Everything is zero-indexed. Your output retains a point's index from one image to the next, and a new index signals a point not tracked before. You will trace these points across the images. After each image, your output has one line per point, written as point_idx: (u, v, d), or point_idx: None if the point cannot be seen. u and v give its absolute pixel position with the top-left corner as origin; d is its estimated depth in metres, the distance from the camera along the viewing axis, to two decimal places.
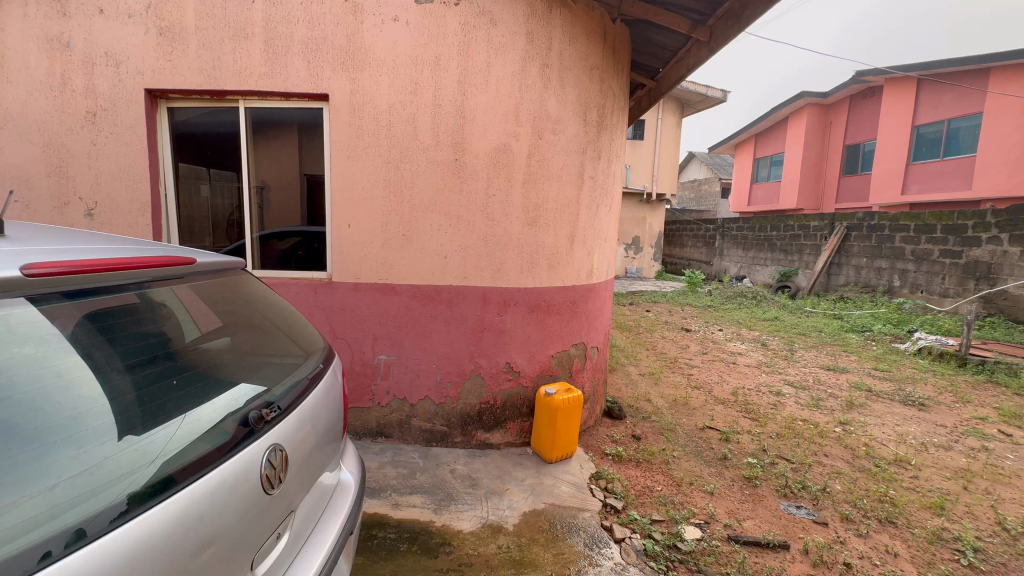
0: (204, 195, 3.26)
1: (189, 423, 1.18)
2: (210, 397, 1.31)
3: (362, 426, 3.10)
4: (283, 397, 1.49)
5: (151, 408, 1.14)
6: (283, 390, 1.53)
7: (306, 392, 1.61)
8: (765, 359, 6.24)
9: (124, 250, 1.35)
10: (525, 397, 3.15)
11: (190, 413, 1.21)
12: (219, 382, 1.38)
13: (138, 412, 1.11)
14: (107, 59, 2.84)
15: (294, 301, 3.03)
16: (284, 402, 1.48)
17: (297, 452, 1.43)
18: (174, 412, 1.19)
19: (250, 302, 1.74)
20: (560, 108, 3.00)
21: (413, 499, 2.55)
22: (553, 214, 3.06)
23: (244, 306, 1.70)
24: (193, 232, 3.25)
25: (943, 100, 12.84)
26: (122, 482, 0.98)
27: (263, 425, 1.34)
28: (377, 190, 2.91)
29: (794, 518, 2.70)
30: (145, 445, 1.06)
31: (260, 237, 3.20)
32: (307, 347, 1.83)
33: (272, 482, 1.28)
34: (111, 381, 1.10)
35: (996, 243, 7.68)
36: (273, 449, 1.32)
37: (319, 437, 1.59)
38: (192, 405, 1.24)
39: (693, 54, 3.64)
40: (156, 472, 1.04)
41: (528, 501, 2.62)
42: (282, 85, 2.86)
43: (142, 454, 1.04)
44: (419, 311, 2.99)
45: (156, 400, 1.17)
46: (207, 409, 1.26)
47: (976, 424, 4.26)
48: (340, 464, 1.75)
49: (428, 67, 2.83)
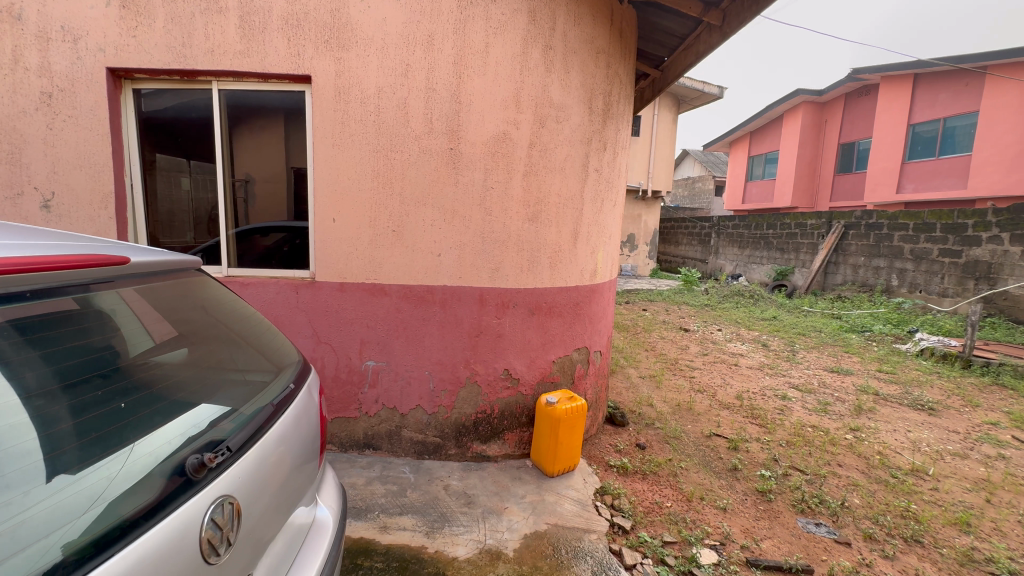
0: (185, 188, 3.01)
1: (139, 455, 0.98)
2: (167, 420, 1.10)
3: (348, 437, 2.87)
4: (234, 435, 1.19)
5: (96, 438, 0.94)
6: (246, 414, 1.28)
7: (267, 423, 1.32)
8: (767, 360, 6.07)
9: (73, 245, 1.14)
10: (525, 405, 2.93)
11: (143, 442, 1.01)
12: (178, 402, 1.16)
13: (76, 447, 0.90)
14: (64, 34, 2.57)
15: (274, 302, 2.79)
16: (236, 438, 1.18)
17: (269, 484, 1.22)
18: (123, 439, 0.98)
19: (210, 309, 1.49)
20: (564, 94, 2.77)
21: (403, 522, 2.32)
22: (556, 208, 2.84)
23: (205, 315, 1.46)
24: (174, 226, 3.02)
25: (939, 99, 12.80)
26: (58, 534, 0.79)
27: (205, 475, 1.04)
28: (364, 182, 2.67)
29: (815, 537, 2.52)
30: (85, 485, 0.87)
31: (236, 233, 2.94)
32: (280, 361, 1.58)
33: (216, 548, 0.99)
34: (44, 408, 0.90)
35: (996, 243, 7.60)
36: (218, 503, 1.03)
37: (295, 464, 1.37)
38: (145, 432, 1.04)
39: (702, 40, 3.43)
40: (100, 518, 0.85)
41: (529, 521, 2.41)
42: (260, 65, 2.60)
43: (80, 496, 0.85)
44: (411, 314, 2.76)
45: (105, 428, 0.97)
46: (163, 436, 1.05)
47: (989, 429, 4.12)
48: (316, 499, 1.50)
49: (420, 47, 2.58)
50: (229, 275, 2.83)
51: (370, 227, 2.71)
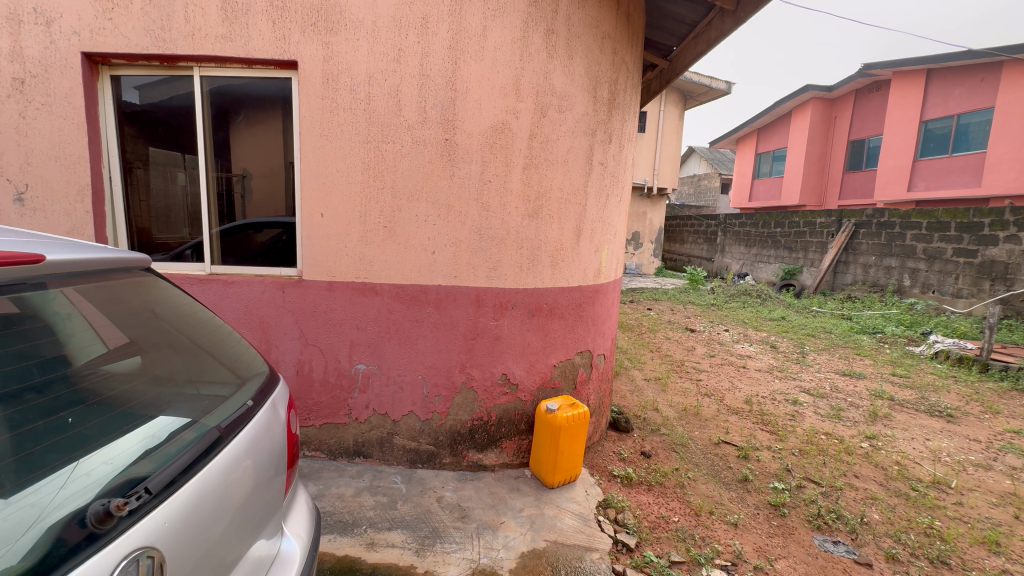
0: (181, 184, 2.79)
1: (84, 472, 0.88)
2: (119, 432, 0.99)
3: (337, 444, 2.73)
4: (159, 474, 0.96)
5: (35, 454, 0.85)
6: (184, 441, 1.07)
7: (217, 447, 1.12)
8: (776, 362, 5.89)
9: (20, 241, 1.05)
10: (524, 412, 2.78)
11: (89, 458, 0.90)
12: (129, 415, 1.05)
13: (10, 463, 0.81)
14: (37, 16, 2.42)
15: (259, 302, 2.64)
16: (162, 477, 0.95)
17: (232, 501, 1.08)
18: (67, 454, 0.89)
19: (167, 314, 1.35)
20: (567, 82, 2.60)
21: (392, 538, 2.17)
22: (557, 203, 2.67)
23: (153, 320, 1.29)
24: (170, 221, 2.84)
25: (953, 95, 12.51)
26: None
27: (123, 518, 0.85)
28: (354, 175, 2.52)
29: (833, 557, 2.35)
30: (20, 507, 0.77)
31: (221, 232, 2.77)
32: (247, 369, 1.43)
33: None
34: None
35: (1014, 242, 7.36)
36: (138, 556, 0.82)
37: (262, 479, 1.22)
38: (93, 446, 0.93)
39: (714, 27, 3.25)
40: (37, 541, 0.75)
41: (527, 538, 2.25)
42: (243, 50, 2.45)
43: (13, 519, 0.75)
44: (403, 316, 2.61)
45: (47, 441, 0.88)
46: (114, 450, 0.95)
47: (1011, 438, 3.92)
48: (283, 529, 1.32)
49: (414, 30, 2.42)
50: (213, 274, 2.67)
51: (360, 222, 2.55)
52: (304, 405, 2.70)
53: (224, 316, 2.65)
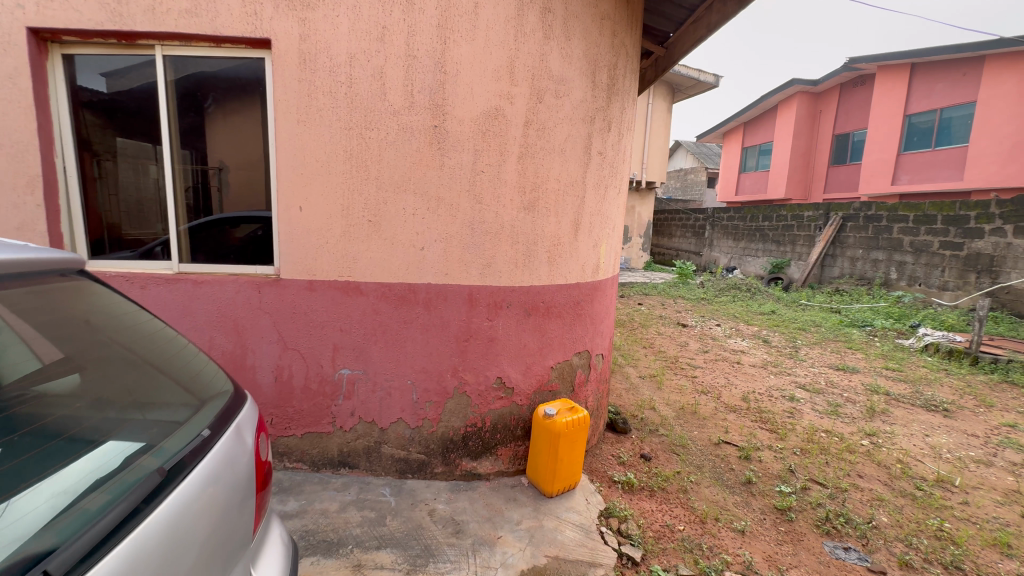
0: (152, 175, 2.52)
1: (19, 512, 0.76)
2: (61, 463, 0.86)
3: (321, 454, 2.54)
4: (74, 542, 0.76)
5: None
6: (130, 478, 0.90)
7: (174, 480, 0.95)
8: (770, 357, 5.82)
9: None
10: (520, 417, 2.62)
11: (21, 498, 0.78)
12: (77, 441, 0.92)
13: None
14: None
15: (233, 303, 2.43)
16: (74, 550, 0.75)
17: (198, 537, 0.92)
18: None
19: (113, 326, 1.16)
20: (564, 66, 2.43)
21: (381, 558, 2.00)
22: (554, 195, 2.51)
23: (89, 334, 1.10)
24: (143, 217, 2.55)
25: (936, 89, 12.63)
26: None
27: None
28: (335, 165, 2.32)
29: (845, 565, 2.25)
30: None
31: (188, 228, 2.54)
32: (209, 387, 1.25)
33: None
34: None
35: (999, 235, 7.42)
36: None
37: (235, 507, 1.06)
38: (28, 482, 0.81)
39: (715, 10, 3.10)
40: None
41: (526, 554, 2.10)
42: (210, 27, 2.23)
43: None
44: (390, 317, 2.43)
45: None
46: (53, 486, 0.82)
47: (1008, 432, 3.90)
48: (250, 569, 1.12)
49: (398, 6, 2.22)
50: (182, 272, 2.46)
51: (342, 217, 2.36)
52: (284, 414, 2.51)
53: (194, 319, 2.44)
